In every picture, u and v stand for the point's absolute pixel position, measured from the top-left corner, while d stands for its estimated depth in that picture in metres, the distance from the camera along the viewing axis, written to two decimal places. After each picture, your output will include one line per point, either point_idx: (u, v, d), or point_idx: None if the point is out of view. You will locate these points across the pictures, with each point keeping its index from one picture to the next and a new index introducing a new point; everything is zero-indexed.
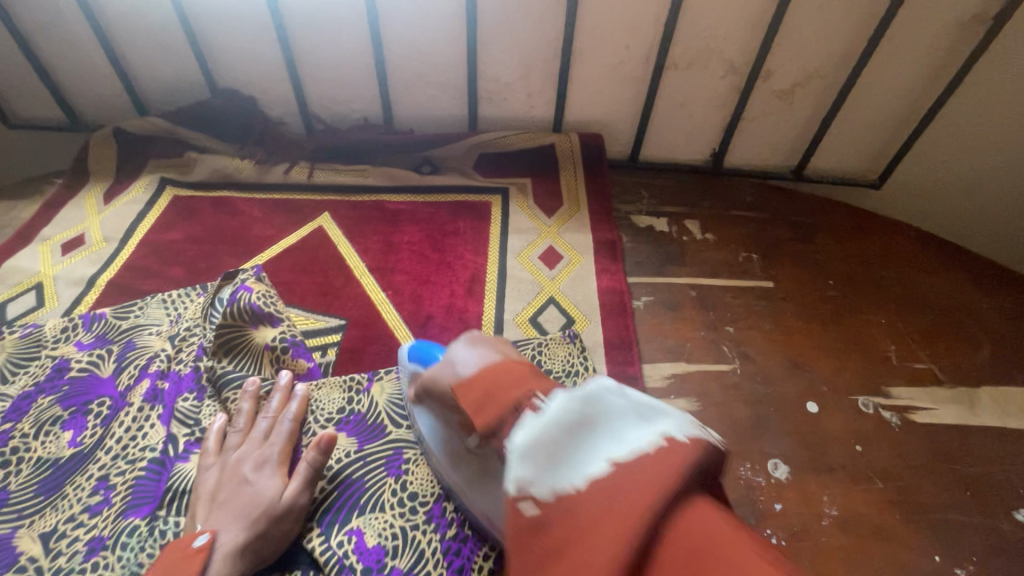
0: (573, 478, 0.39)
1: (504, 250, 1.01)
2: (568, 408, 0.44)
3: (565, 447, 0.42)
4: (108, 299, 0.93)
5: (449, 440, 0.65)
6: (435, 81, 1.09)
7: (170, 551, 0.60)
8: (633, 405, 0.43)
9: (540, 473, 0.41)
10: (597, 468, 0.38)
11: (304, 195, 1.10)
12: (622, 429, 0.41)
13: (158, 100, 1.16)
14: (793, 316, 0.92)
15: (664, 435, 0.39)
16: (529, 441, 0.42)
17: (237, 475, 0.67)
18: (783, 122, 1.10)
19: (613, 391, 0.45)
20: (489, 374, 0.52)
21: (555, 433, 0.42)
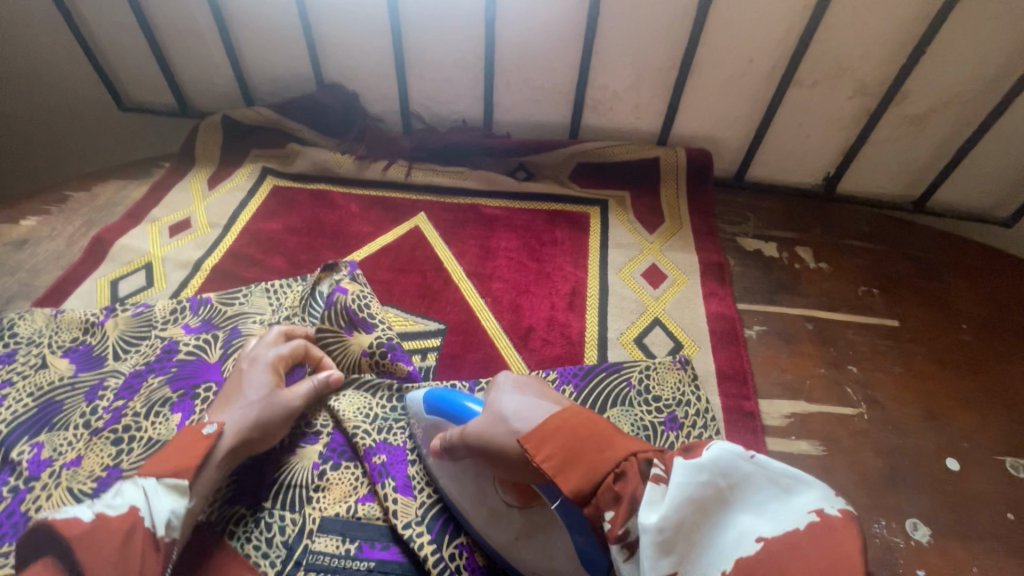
0: (722, 564, 0.37)
1: (604, 264, 0.97)
2: (698, 481, 0.41)
3: (701, 527, 0.39)
4: (212, 284, 0.94)
5: (487, 490, 0.61)
6: (541, 86, 1.06)
7: (179, 436, 0.60)
8: (764, 470, 0.40)
9: (682, 559, 0.39)
10: (747, 550, 0.37)
11: (402, 194, 1.10)
12: (760, 501, 0.39)
13: (264, 91, 1.18)
14: (924, 360, 0.85)
15: (814, 510, 0.37)
16: (662, 525, 0.40)
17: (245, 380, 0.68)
18: (911, 149, 1.03)
19: (742, 457, 0.41)
20: (562, 430, 0.48)
21: (690, 513, 0.40)
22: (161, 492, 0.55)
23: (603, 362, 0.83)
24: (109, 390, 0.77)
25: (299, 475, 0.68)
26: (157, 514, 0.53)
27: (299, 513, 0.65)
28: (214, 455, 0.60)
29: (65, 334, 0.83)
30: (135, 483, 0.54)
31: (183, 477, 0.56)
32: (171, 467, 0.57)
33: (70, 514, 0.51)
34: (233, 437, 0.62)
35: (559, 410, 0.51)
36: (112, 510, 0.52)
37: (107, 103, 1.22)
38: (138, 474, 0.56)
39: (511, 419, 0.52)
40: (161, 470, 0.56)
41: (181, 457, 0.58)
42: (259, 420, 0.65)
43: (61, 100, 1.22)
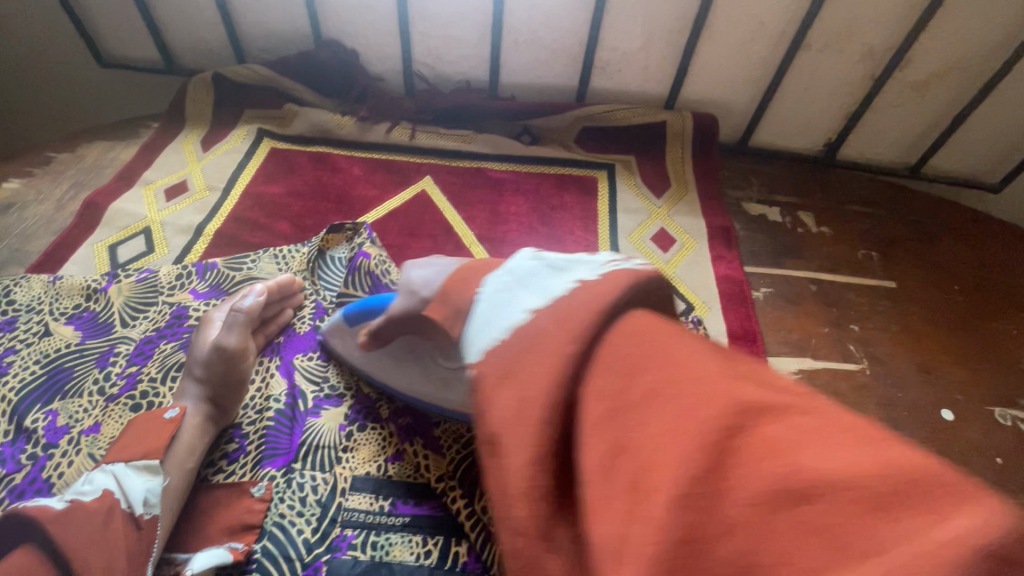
0: (500, 333, 0.37)
1: (614, 229, 0.98)
2: (499, 286, 0.42)
3: (493, 314, 0.40)
4: (217, 248, 0.92)
5: (425, 362, 0.65)
6: (549, 45, 1.04)
7: (144, 420, 0.63)
8: (545, 262, 0.42)
9: (471, 343, 0.39)
10: (519, 320, 0.37)
11: (406, 156, 1.07)
12: (539, 285, 0.40)
13: (257, 47, 1.12)
14: (920, 318, 0.89)
15: (575, 280, 0.39)
16: (466, 331, 0.40)
17: (201, 351, 0.69)
18: (911, 114, 1.05)
19: (530, 259, 0.43)
20: (448, 286, 0.47)
21: (486, 307, 0.41)
22: (132, 474, 0.57)
23: None
24: (121, 357, 0.75)
25: (326, 436, 0.69)
26: (132, 494, 0.55)
27: (328, 473, 0.67)
28: (184, 433, 0.63)
29: (66, 301, 0.80)
30: (103, 470, 0.56)
31: (153, 457, 0.58)
32: (138, 451, 0.59)
33: (44, 501, 0.52)
34: (197, 414, 0.65)
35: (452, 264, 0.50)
36: (85, 494, 0.54)
37: (85, 58, 1.15)
38: (105, 462, 0.58)
39: (415, 281, 0.54)
40: (130, 453, 0.59)
41: (146, 442, 0.60)
42: (206, 387, 0.67)
43: (34, 53, 1.14)
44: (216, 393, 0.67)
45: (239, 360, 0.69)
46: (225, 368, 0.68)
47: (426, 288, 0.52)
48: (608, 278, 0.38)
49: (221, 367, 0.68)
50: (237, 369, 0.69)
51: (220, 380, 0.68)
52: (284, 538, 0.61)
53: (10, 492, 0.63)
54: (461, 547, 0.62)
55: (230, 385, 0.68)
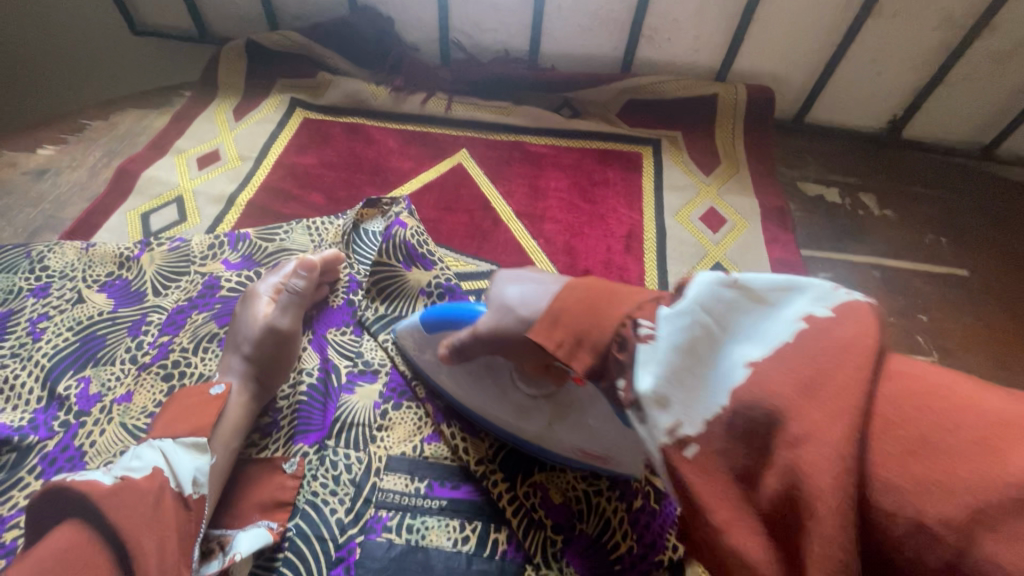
0: (720, 396, 0.33)
1: (661, 207, 0.93)
2: (682, 321, 0.36)
3: (695, 363, 0.35)
4: (248, 219, 0.89)
5: (506, 384, 0.58)
6: (594, 12, 0.98)
7: (186, 395, 0.59)
8: (745, 292, 0.36)
9: (684, 409, 0.34)
10: (740, 378, 0.33)
11: (441, 129, 1.03)
12: (754, 329, 0.35)
13: (290, 14, 1.09)
14: (996, 310, 0.82)
15: (801, 320, 0.33)
16: (650, 376, 0.35)
17: (249, 325, 0.66)
18: (989, 88, 0.96)
19: (724, 285, 0.37)
20: (569, 312, 0.40)
21: (676, 353, 0.35)
22: (180, 451, 0.54)
23: None
24: (153, 326, 0.74)
25: (360, 413, 0.67)
26: (181, 473, 0.52)
27: (362, 452, 0.64)
28: (230, 411, 0.60)
29: (99, 268, 0.79)
30: (150, 445, 0.53)
31: (202, 435, 0.55)
32: (186, 428, 0.55)
33: (90, 478, 0.49)
34: (241, 391, 0.62)
35: (565, 285, 0.43)
36: (135, 472, 0.50)
37: (119, 25, 1.13)
38: (150, 437, 0.54)
39: (514, 304, 0.46)
40: (177, 430, 0.55)
41: (193, 418, 0.56)
42: (249, 362, 0.64)
43: (69, 19, 1.13)
44: (260, 369, 0.64)
45: (288, 339, 0.66)
46: (273, 346, 0.65)
47: (528, 311, 0.44)
48: (849, 317, 0.32)
49: (270, 342, 0.65)
50: (284, 346, 0.66)
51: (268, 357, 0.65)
52: (318, 518, 0.59)
53: (42, 459, 0.62)
54: (501, 535, 0.59)
55: (276, 364, 0.65)
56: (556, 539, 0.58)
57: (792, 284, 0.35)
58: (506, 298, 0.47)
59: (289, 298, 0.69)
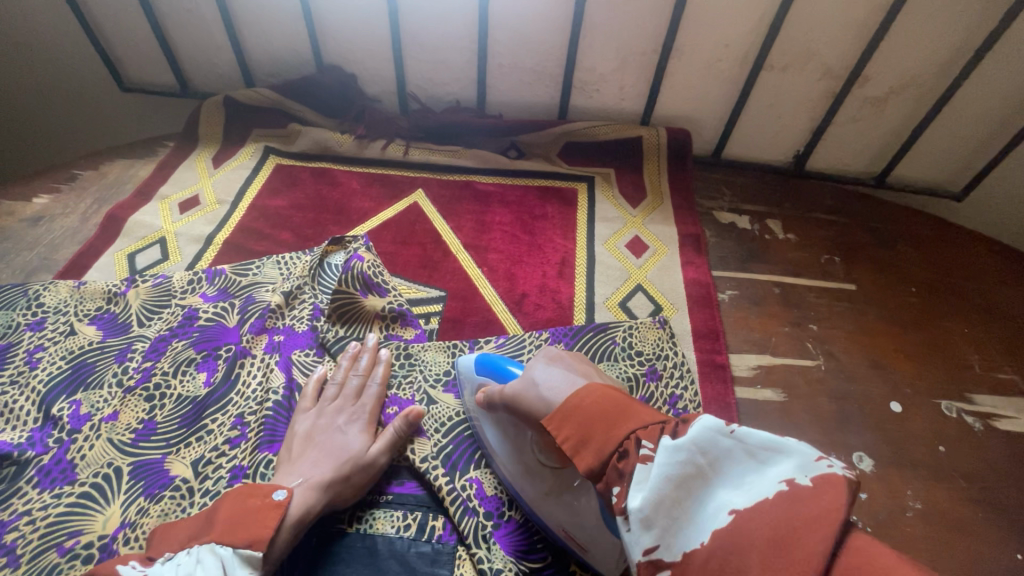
0: (701, 535, 0.40)
1: (592, 237, 1.05)
2: (679, 461, 0.43)
3: (684, 503, 0.42)
4: (224, 256, 1.01)
5: (523, 447, 0.67)
6: (530, 68, 1.13)
7: (250, 497, 0.61)
8: (742, 444, 0.42)
9: (664, 535, 0.42)
10: (721, 522, 0.40)
11: (400, 171, 1.16)
12: (740, 475, 0.42)
13: (264, 72, 1.22)
14: (877, 319, 0.95)
15: (783, 482, 0.39)
16: (642, 501, 0.43)
17: (331, 425, 0.74)
18: (873, 128, 1.11)
19: (722, 432, 0.43)
20: (582, 413, 0.51)
21: (670, 491, 0.43)
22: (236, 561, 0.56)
23: (591, 323, 0.91)
24: (137, 353, 0.83)
25: None
26: None
27: None
28: (288, 520, 0.62)
29: (89, 303, 0.89)
30: (214, 552, 0.55)
31: (258, 548, 0.57)
32: (244, 537, 0.57)
33: None
34: (302, 494, 0.65)
35: (583, 388, 0.54)
36: None
37: (109, 83, 1.25)
38: (210, 541, 0.56)
39: (540, 385, 0.60)
40: (238, 540, 0.57)
41: (255, 526, 0.58)
42: (340, 469, 0.68)
43: (63, 78, 1.25)
44: (338, 476, 0.68)
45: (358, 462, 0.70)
46: (361, 457, 0.70)
47: (551, 395, 0.58)
48: (822, 487, 0.37)
49: (346, 453, 0.70)
50: (361, 465, 0.70)
51: (355, 466, 0.69)
52: None
53: (39, 471, 0.71)
54: (438, 521, 0.70)
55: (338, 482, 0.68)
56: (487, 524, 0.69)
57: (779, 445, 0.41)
58: (536, 379, 0.61)
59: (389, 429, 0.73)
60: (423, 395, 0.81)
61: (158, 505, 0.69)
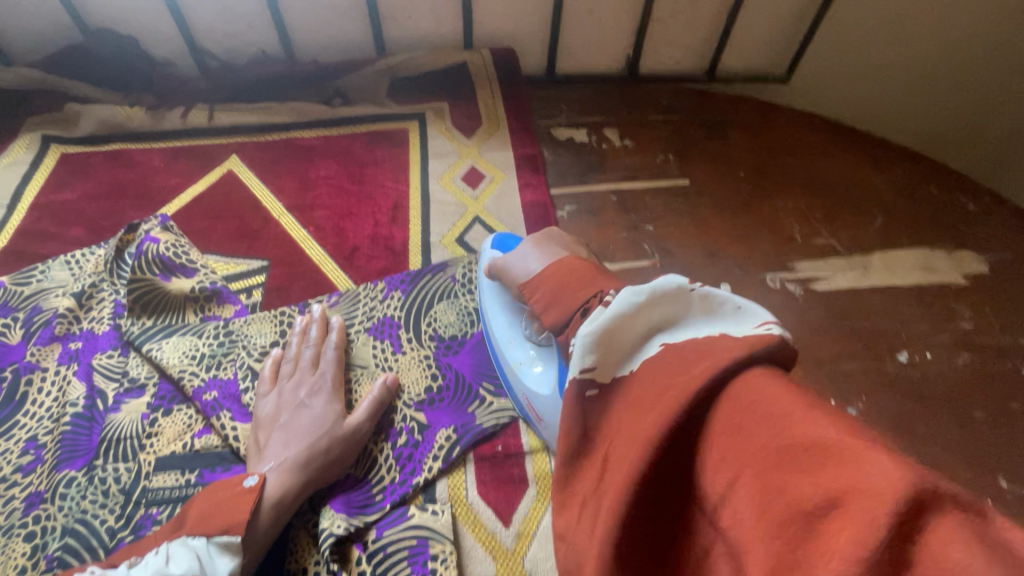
0: (634, 362, 0.38)
1: (425, 175, 1.00)
2: (637, 301, 0.39)
3: (628, 334, 0.39)
4: (5, 267, 0.88)
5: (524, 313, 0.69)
6: (330, 2, 1.02)
7: (221, 488, 0.58)
8: (704, 300, 0.40)
9: (602, 361, 0.38)
10: (650, 351, 0.38)
11: (208, 138, 1.04)
12: (691, 324, 0.39)
13: (21, 47, 1.04)
14: (710, 209, 0.96)
15: (720, 331, 0.37)
16: (591, 327, 0.39)
17: (295, 399, 0.68)
18: (693, 19, 1.09)
19: (685, 288, 0.40)
20: (558, 273, 0.49)
21: (619, 325, 0.39)
22: (214, 551, 0.52)
23: (426, 265, 0.87)
24: None
25: (129, 428, 0.70)
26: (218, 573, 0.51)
27: (132, 461, 0.68)
28: (263, 504, 0.59)
29: None
30: (183, 544, 0.52)
31: (236, 533, 0.54)
32: (219, 525, 0.54)
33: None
34: (276, 478, 0.61)
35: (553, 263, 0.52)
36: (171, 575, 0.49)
37: None
38: (184, 534, 0.53)
39: (528, 253, 0.61)
40: (209, 528, 0.54)
41: (227, 516, 0.55)
42: (317, 448, 0.64)
43: None
44: (317, 452, 0.64)
45: (338, 434, 0.66)
46: (340, 427, 0.66)
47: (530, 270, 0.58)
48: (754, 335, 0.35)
49: (319, 428, 0.66)
50: (339, 438, 0.66)
51: (335, 438, 0.66)
52: (87, 531, 0.63)
53: None
54: None
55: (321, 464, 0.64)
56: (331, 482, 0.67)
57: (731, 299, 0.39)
58: (519, 251, 0.62)
59: (365, 400, 0.70)
60: (247, 370, 0.75)
61: None
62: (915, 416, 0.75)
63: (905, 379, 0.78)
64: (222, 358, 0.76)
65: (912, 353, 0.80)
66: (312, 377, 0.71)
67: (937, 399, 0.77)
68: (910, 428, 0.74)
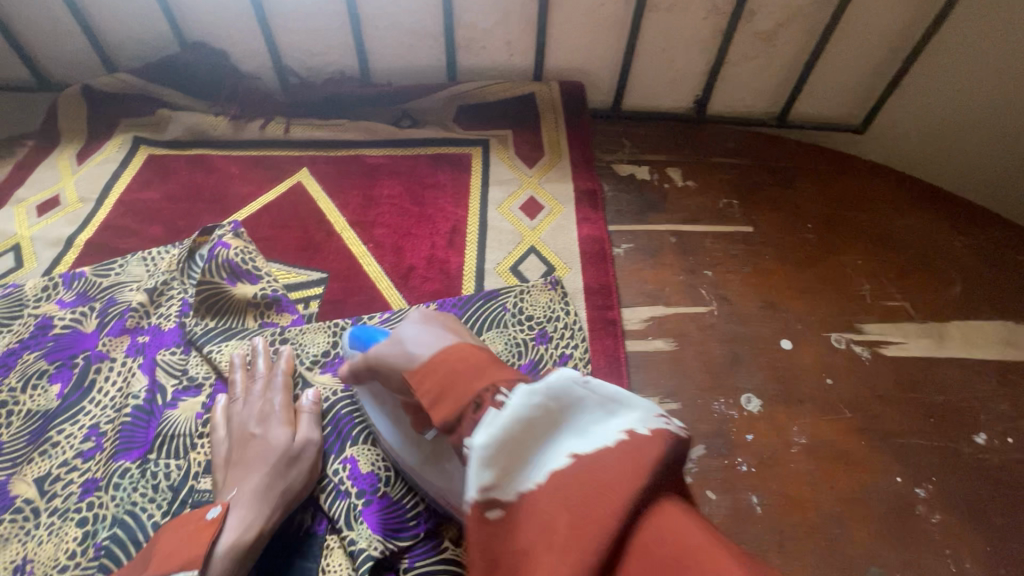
0: (535, 476, 0.39)
1: (484, 202, 1.01)
2: (531, 403, 0.41)
3: (530, 443, 0.41)
4: (88, 258, 0.94)
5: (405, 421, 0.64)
6: (409, 28, 1.05)
7: (183, 522, 0.59)
8: (594, 394, 0.43)
9: (503, 475, 0.39)
10: (559, 464, 0.39)
11: (282, 150, 1.09)
12: (584, 424, 0.41)
13: (126, 55, 1.12)
14: (773, 260, 0.93)
15: (624, 432, 0.40)
16: (488, 436, 0.40)
17: (247, 428, 0.69)
18: (767, 64, 1.07)
19: (577, 382, 0.43)
20: (441, 364, 0.47)
21: (517, 431, 0.40)
22: None
23: (479, 291, 0.88)
24: None
25: (183, 425, 0.73)
26: None
27: (183, 459, 0.71)
28: (223, 539, 0.58)
29: None
30: None
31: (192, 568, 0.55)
32: (179, 562, 0.55)
33: None
34: (239, 512, 0.61)
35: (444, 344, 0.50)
36: None
37: None
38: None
39: (405, 341, 0.54)
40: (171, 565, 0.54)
41: (183, 551, 0.56)
42: (271, 474, 0.64)
43: None
44: (276, 479, 0.64)
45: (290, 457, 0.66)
46: (290, 450, 0.67)
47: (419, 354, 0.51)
48: (642, 455, 0.38)
49: (273, 453, 0.66)
50: (293, 461, 0.66)
51: (287, 461, 0.66)
52: (135, 524, 0.65)
53: None
54: (308, 513, 0.68)
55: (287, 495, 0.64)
56: (344, 477, 0.69)
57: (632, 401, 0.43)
58: (402, 338, 0.54)
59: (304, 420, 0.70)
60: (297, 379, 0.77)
61: None
62: (991, 506, 0.69)
63: (981, 463, 0.72)
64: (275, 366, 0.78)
65: (990, 436, 0.74)
66: (264, 404, 0.71)
67: (1018, 489, 0.70)
68: (985, 517, 0.68)
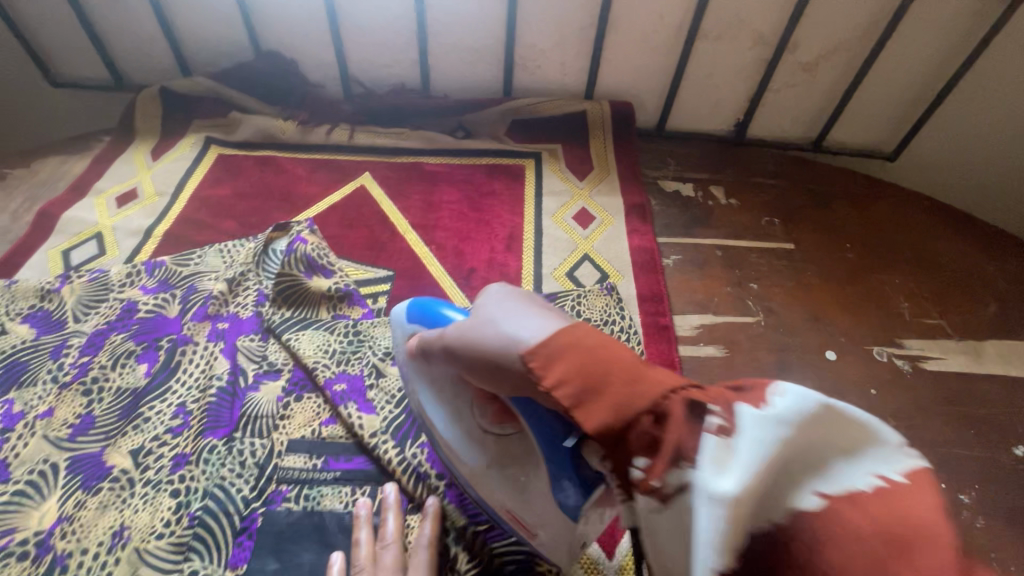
0: (781, 517, 0.35)
1: (539, 211, 1.06)
2: (774, 438, 0.36)
3: (770, 483, 0.35)
4: (166, 248, 0.99)
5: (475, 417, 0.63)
6: (471, 46, 1.12)
7: None
8: (839, 428, 0.36)
9: (744, 516, 0.35)
10: (809, 505, 0.34)
11: (346, 155, 1.15)
12: (829, 460, 0.35)
13: (201, 60, 1.19)
14: (816, 276, 0.98)
15: (879, 477, 0.34)
16: (730, 481, 0.35)
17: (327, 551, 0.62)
18: (808, 93, 1.13)
19: (818, 412, 0.36)
20: (574, 358, 0.44)
21: (763, 473, 0.35)
22: None
23: (538, 294, 0.92)
24: (73, 348, 0.81)
25: (266, 407, 0.77)
26: None
27: (266, 439, 0.74)
28: None
29: (21, 302, 0.86)
30: None
31: None
32: None
33: None
34: None
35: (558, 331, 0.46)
36: None
37: (39, 78, 1.21)
38: None
39: (499, 322, 0.50)
40: None
41: None
42: None
43: None
44: None
45: None
46: None
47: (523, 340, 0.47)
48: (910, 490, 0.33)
49: None
50: None
51: None
52: (224, 497, 0.69)
53: None
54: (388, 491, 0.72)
55: None
56: (422, 460, 0.73)
57: (875, 425, 0.36)
58: (501, 320, 0.50)
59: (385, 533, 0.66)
60: (372, 368, 0.81)
61: (96, 497, 0.69)
62: None
63: (1021, 474, 0.76)
64: (350, 356, 0.82)
65: None
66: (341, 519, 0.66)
67: None
68: None
